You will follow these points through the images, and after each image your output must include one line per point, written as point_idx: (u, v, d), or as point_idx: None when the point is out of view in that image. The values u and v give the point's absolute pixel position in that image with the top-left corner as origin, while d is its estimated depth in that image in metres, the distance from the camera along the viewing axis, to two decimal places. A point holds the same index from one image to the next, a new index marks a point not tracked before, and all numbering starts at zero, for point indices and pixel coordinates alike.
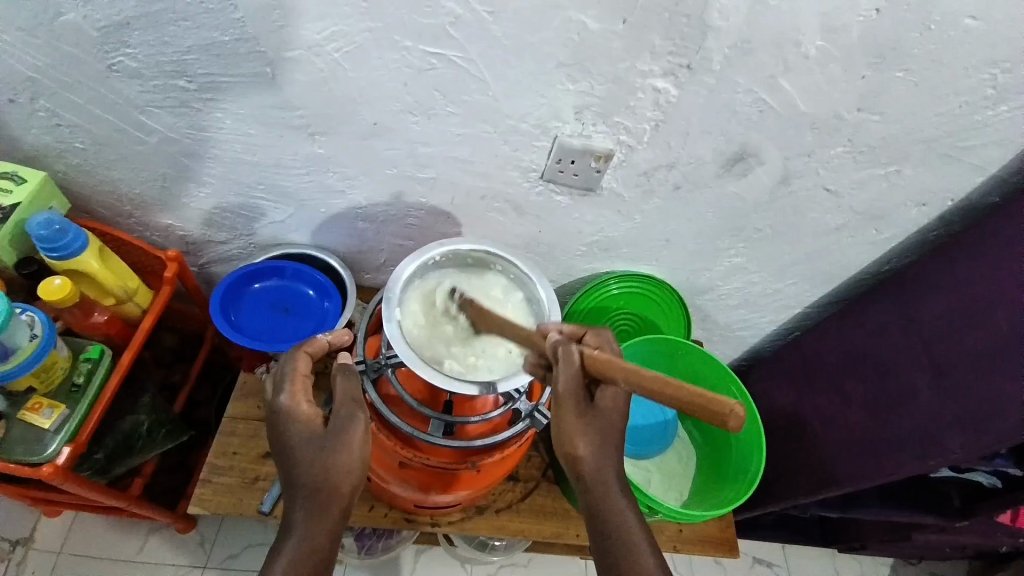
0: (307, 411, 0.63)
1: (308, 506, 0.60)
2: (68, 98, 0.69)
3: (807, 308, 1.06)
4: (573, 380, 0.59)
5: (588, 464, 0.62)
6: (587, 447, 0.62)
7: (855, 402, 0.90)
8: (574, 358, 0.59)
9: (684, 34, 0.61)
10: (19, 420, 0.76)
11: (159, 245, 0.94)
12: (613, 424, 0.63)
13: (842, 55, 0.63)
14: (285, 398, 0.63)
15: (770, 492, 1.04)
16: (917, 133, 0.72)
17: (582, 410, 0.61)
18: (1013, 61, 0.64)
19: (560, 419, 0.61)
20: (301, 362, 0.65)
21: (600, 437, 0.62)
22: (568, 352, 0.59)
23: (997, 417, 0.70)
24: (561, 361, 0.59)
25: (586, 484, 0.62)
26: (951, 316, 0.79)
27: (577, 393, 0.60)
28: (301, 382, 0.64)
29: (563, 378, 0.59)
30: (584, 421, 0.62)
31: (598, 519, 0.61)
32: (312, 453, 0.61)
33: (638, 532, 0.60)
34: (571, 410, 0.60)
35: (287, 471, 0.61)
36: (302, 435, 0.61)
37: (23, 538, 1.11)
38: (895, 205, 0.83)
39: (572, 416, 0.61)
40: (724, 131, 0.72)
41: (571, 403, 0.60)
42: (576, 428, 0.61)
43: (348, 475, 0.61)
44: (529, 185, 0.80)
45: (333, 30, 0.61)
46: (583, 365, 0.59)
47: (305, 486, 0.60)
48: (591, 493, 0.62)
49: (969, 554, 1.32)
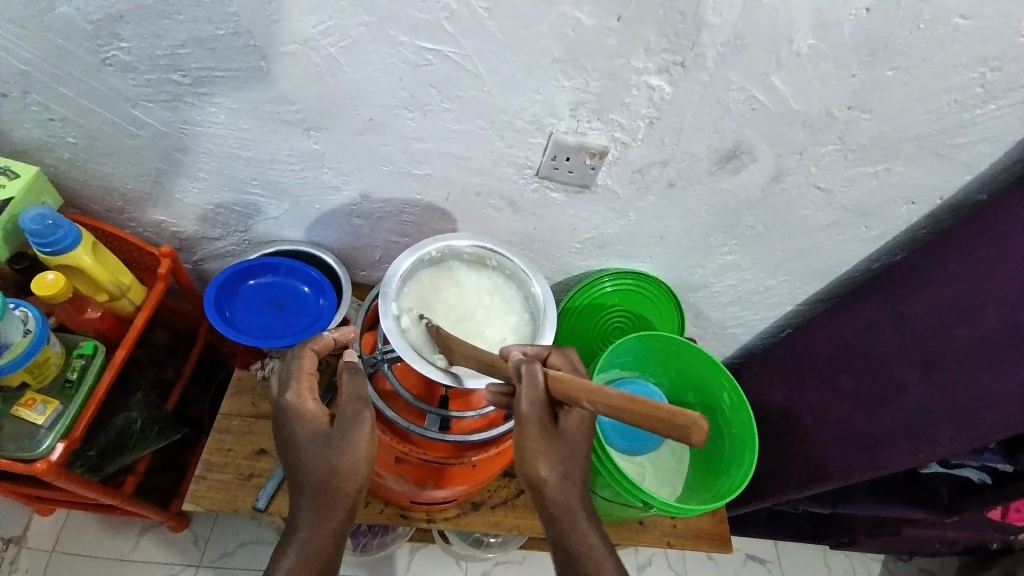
0: (313, 409, 0.63)
1: (313, 506, 0.60)
2: (61, 93, 0.69)
3: (799, 305, 1.07)
4: (536, 402, 0.59)
5: (552, 486, 0.62)
6: (550, 469, 0.61)
7: (846, 397, 0.91)
8: (538, 378, 0.59)
9: (678, 31, 0.61)
10: (11, 417, 0.75)
11: (151, 241, 0.93)
12: (575, 445, 0.63)
13: (833, 53, 0.64)
14: (290, 396, 0.63)
15: (763, 487, 1.05)
16: (907, 130, 0.73)
17: (546, 431, 0.60)
18: (1002, 59, 0.65)
19: (523, 443, 0.60)
20: (307, 361, 0.65)
21: (564, 460, 0.62)
22: (532, 371, 0.59)
23: (988, 411, 0.71)
24: (525, 383, 0.59)
25: (550, 507, 0.62)
26: (940, 311, 0.80)
27: (541, 415, 0.59)
28: (306, 379, 0.64)
29: (526, 401, 0.59)
30: (548, 443, 0.61)
31: (563, 537, 0.62)
32: (316, 453, 0.61)
33: (604, 552, 0.62)
34: (535, 432, 0.59)
35: (292, 471, 0.62)
36: (308, 434, 0.61)
37: (15, 537, 1.10)
38: (886, 203, 0.84)
39: (536, 438, 0.60)
40: (718, 128, 0.72)
41: (536, 424, 0.59)
42: (540, 450, 0.60)
43: (352, 476, 0.61)
44: (524, 182, 0.81)
45: (328, 25, 0.61)
46: (547, 386, 0.59)
47: (308, 487, 0.60)
48: (554, 516, 0.62)
49: (959, 550, 1.33)
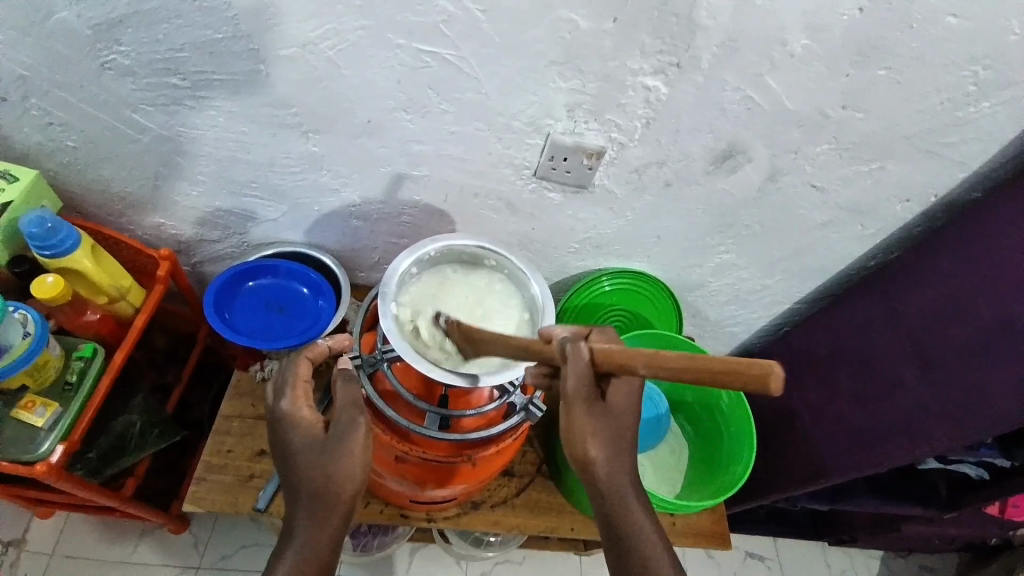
0: (309, 415, 0.63)
1: (310, 510, 0.60)
2: (61, 98, 0.69)
3: (796, 304, 1.07)
4: (584, 380, 0.55)
5: (602, 465, 0.62)
6: (599, 447, 0.62)
7: (843, 394, 0.91)
8: (584, 354, 0.54)
9: (673, 33, 0.62)
10: (12, 420, 0.76)
11: (151, 244, 0.94)
12: (623, 421, 0.62)
13: (826, 54, 0.64)
14: (286, 404, 0.63)
15: (762, 484, 1.06)
16: (899, 130, 0.74)
17: (595, 411, 0.60)
18: (994, 58, 0.65)
19: (573, 423, 0.60)
20: (303, 367, 0.65)
21: (612, 438, 0.62)
22: (579, 349, 0.55)
23: (982, 406, 0.72)
24: (570, 360, 0.55)
25: (599, 486, 0.62)
26: (934, 308, 0.81)
27: (591, 392, 0.57)
28: (302, 387, 0.64)
29: (572, 379, 0.55)
30: (597, 420, 0.60)
31: (611, 518, 0.63)
32: (312, 459, 0.61)
33: (650, 527, 0.63)
34: (585, 410, 0.58)
35: (289, 478, 0.62)
36: (304, 441, 0.62)
37: (16, 540, 1.10)
38: (879, 202, 0.85)
39: (586, 417, 0.59)
40: (714, 129, 0.73)
41: (586, 402, 0.58)
42: (589, 429, 0.60)
43: (349, 481, 0.61)
44: (522, 183, 0.81)
45: (326, 28, 0.61)
46: (595, 363, 0.54)
47: (304, 493, 0.60)
48: (603, 494, 0.63)
49: (958, 546, 1.34)
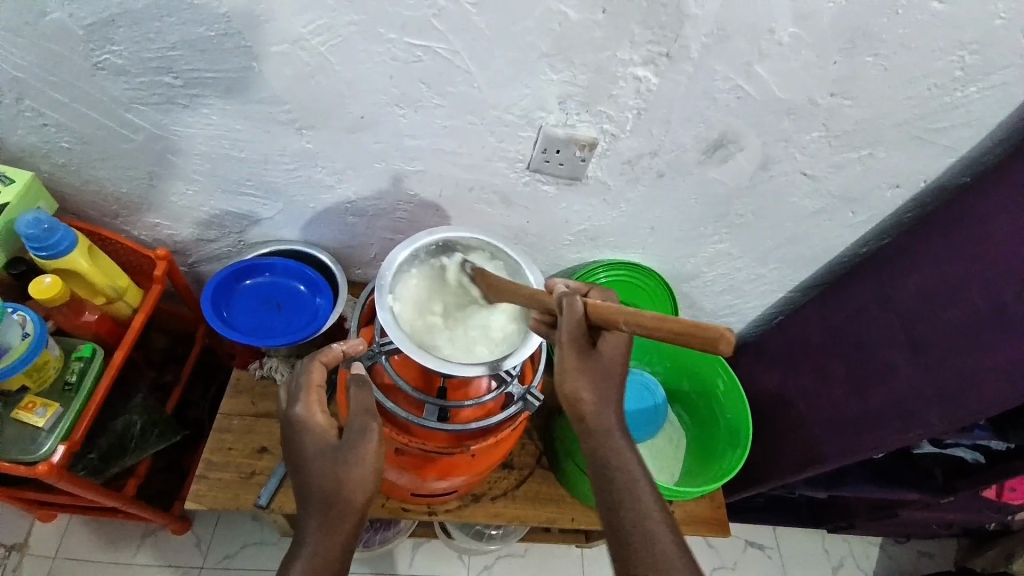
0: (323, 421, 0.63)
1: (321, 517, 0.61)
2: (55, 98, 0.69)
3: (790, 292, 1.08)
4: (577, 331, 0.60)
5: (589, 403, 0.64)
6: (591, 389, 0.64)
7: (836, 381, 0.92)
8: (577, 309, 0.59)
9: (662, 23, 0.63)
10: (13, 421, 0.76)
11: (146, 243, 0.94)
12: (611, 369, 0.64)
13: (815, 40, 0.65)
14: (300, 409, 0.64)
15: (757, 471, 1.07)
16: (889, 117, 0.75)
17: (585, 357, 0.62)
18: (980, 42, 0.66)
19: (563, 363, 0.62)
20: (316, 372, 0.66)
21: (600, 382, 0.64)
22: (572, 303, 0.59)
23: (974, 391, 0.73)
24: (566, 312, 0.59)
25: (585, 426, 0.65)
26: (926, 295, 0.82)
27: (580, 339, 0.61)
28: (315, 392, 0.65)
29: (566, 329, 0.60)
30: (586, 367, 0.63)
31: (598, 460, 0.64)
32: (323, 465, 0.61)
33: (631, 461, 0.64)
34: (573, 353, 0.61)
35: (301, 482, 0.62)
36: (317, 446, 0.62)
37: (18, 544, 1.10)
38: (871, 188, 0.85)
39: (574, 363, 0.62)
40: (704, 118, 0.74)
41: (575, 347, 0.61)
42: (579, 372, 0.63)
43: (361, 488, 0.61)
44: (516, 176, 0.82)
45: (319, 23, 0.62)
46: (586, 316, 0.59)
47: (316, 499, 0.61)
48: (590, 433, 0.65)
49: (955, 531, 1.35)
